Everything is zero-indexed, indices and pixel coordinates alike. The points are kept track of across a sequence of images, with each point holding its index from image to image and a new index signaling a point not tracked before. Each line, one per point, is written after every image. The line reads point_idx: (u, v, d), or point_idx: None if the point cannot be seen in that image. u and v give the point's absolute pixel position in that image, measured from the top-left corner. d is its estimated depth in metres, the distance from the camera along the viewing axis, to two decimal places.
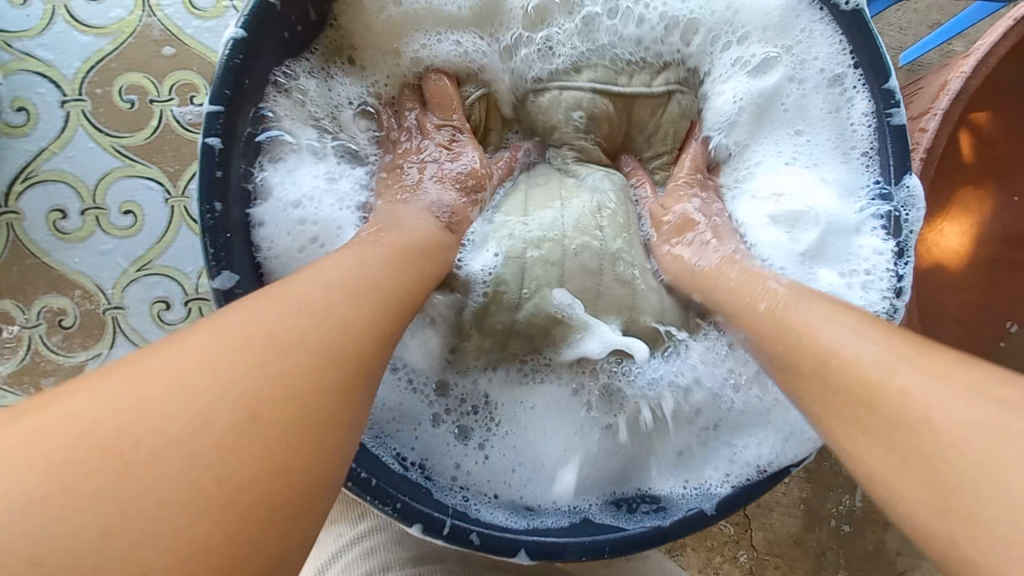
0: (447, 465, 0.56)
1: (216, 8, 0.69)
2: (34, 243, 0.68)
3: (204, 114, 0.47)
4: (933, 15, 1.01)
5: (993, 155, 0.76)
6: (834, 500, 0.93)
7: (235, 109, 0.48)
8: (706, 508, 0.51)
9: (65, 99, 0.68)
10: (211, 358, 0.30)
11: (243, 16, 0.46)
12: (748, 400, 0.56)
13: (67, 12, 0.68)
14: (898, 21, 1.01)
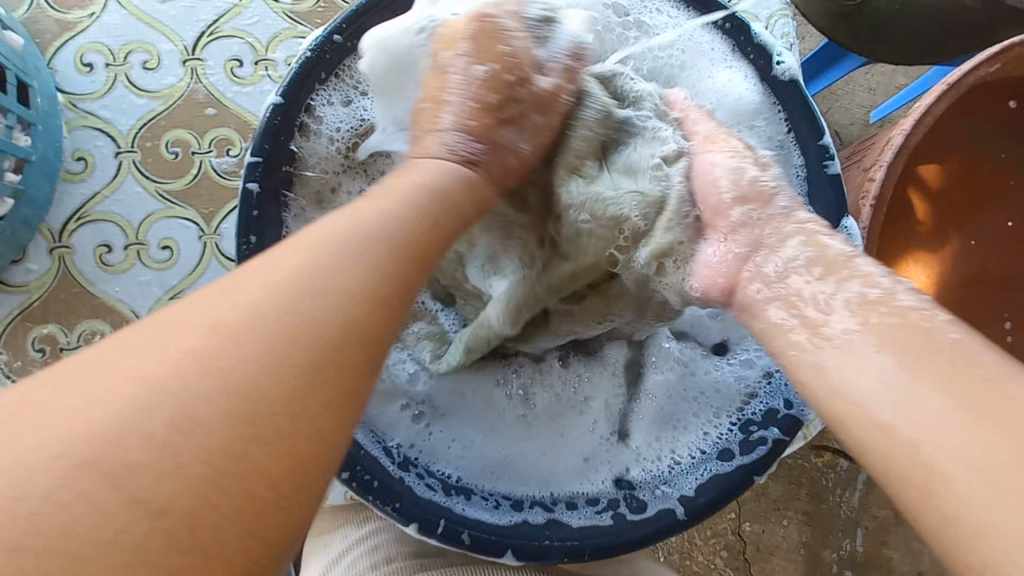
0: (438, 454, 0.61)
1: (254, 76, 0.81)
2: (81, 273, 0.77)
3: (246, 164, 0.57)
4: (900, 78, 1.15)
5: (942, 203, 0.85)
6: (835, 544, 0.97)
7: (271, 159, 0.58)
8: (676, 511, 0.56)
9: (119, 150, 0.79)
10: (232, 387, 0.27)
11: (283, 87, 0.58)
12: (715, 404, 0.63)
13: (127, 79, 0.80)
14: (867, 83, 1.15)
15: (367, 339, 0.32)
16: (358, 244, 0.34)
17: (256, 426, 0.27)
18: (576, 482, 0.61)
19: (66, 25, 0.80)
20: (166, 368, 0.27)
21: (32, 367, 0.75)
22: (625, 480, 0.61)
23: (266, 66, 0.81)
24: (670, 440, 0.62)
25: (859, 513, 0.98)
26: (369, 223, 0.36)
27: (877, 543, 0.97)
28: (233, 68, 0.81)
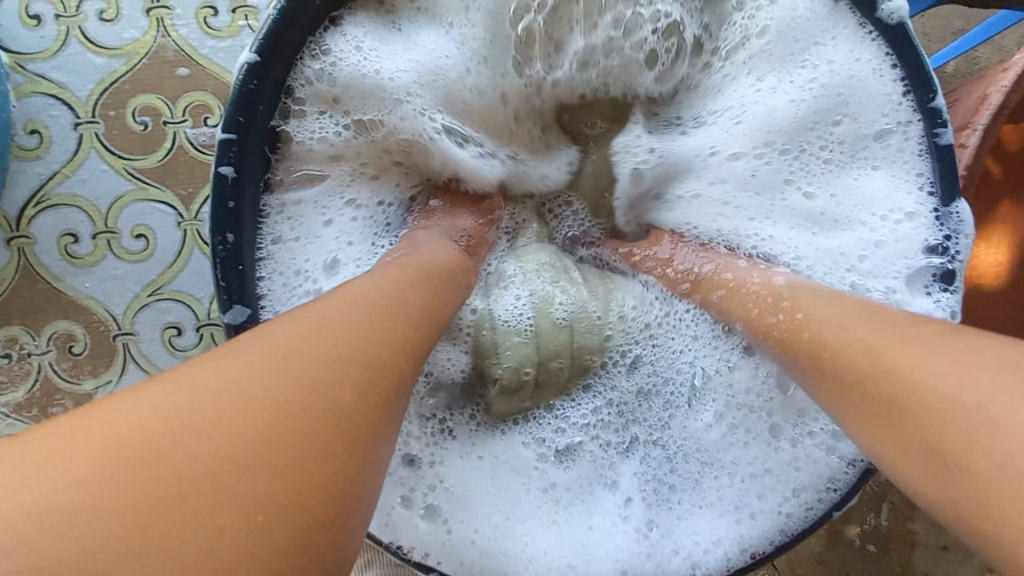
0: (462, 503, 0.50)
1: (231, 27, 0.68)
2: (45, 267, 0.66)
3: (216, 142, 0.45)
4: (958, 22, 0.97)
5: None
6: (859, 519, 0.90)
7: (247, 136, 0.46)
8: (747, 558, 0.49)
9: (78, 121, 0.67)
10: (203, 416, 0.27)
11: (259, 37, 0.44)
12: (796, 435, 0.51)
13: (81, 33, 0.67)
14: (922, 28, 0.97)
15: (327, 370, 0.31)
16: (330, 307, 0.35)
17: (219, 449, 0.26)
18: (621, 525, 0.52)
19: None
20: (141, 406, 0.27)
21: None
22: (683, 525, 0.51)
23: (245, 15, 0.68)
24: (734, 475, 0.52)
25: (886, 488, 0.90)
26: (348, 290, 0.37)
27: (903, 517, 0.90)
28: (207, 17, 0.68)
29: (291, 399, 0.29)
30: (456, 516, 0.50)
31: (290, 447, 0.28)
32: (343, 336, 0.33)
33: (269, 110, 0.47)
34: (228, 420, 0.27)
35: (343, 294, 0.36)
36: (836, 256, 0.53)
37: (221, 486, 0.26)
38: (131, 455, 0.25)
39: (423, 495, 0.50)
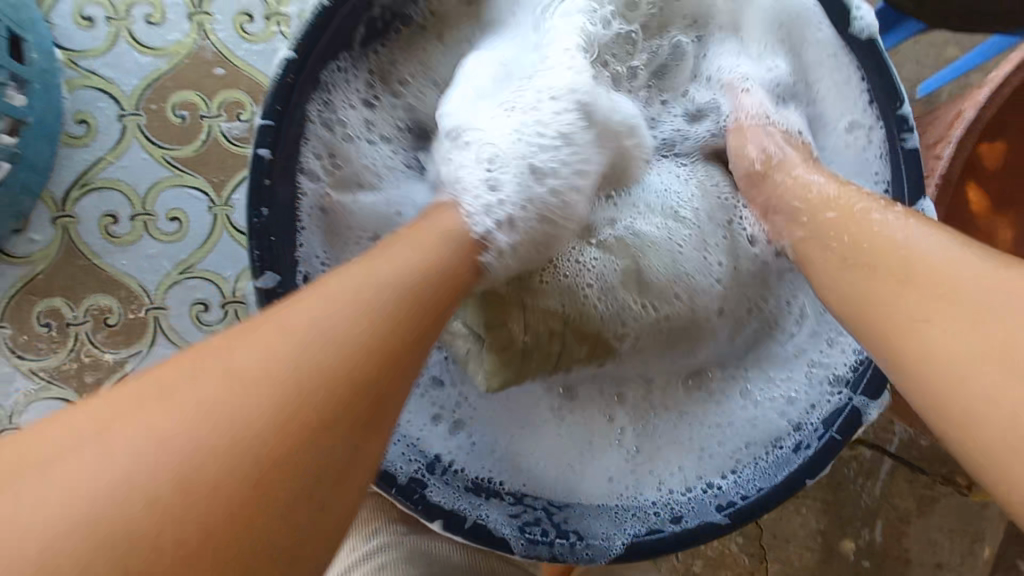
0: (474, 458, 0.60)
1: (265, 33, 0.75)
2: (85, 245, 0.72)
3: (256, 127, 0.52)
4: (950, 50, 1.06)
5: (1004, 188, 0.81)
6: (854, 535, 1.01)
7: (282, 123, 0.52)
8: (720, 519, 0.54)
9: (123, 113, 0.73)
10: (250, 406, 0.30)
11: (297, 40, 0.51)
12: (767, 409, 0.61)
13: (129, 35, 0.74)
14: (914, 55, 1.06)
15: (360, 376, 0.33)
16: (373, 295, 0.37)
17: (253, 432, 0.29)
18: (610, 479, 0.61)
19: None
20: (194, 397, 0.30)
21: (38, 343, 0.72)
22: (665, 482, 0.60)
23: (278, 22, 0.75)
24: (715, 440, 0.61)
25: (880, 504, 1.01)
26: (389, 268, 0.39)
27: (897, 534, 1.01)
28: (243, 23, 0.75)
29: (306, 382, 0.32)
30: (478, 435, 0.62)
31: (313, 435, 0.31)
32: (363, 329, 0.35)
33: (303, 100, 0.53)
34: (259, 402, 0.30)
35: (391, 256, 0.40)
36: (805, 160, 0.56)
37: (252, 472, 0.29)
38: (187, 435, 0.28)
39: (448, 417, 0.61)
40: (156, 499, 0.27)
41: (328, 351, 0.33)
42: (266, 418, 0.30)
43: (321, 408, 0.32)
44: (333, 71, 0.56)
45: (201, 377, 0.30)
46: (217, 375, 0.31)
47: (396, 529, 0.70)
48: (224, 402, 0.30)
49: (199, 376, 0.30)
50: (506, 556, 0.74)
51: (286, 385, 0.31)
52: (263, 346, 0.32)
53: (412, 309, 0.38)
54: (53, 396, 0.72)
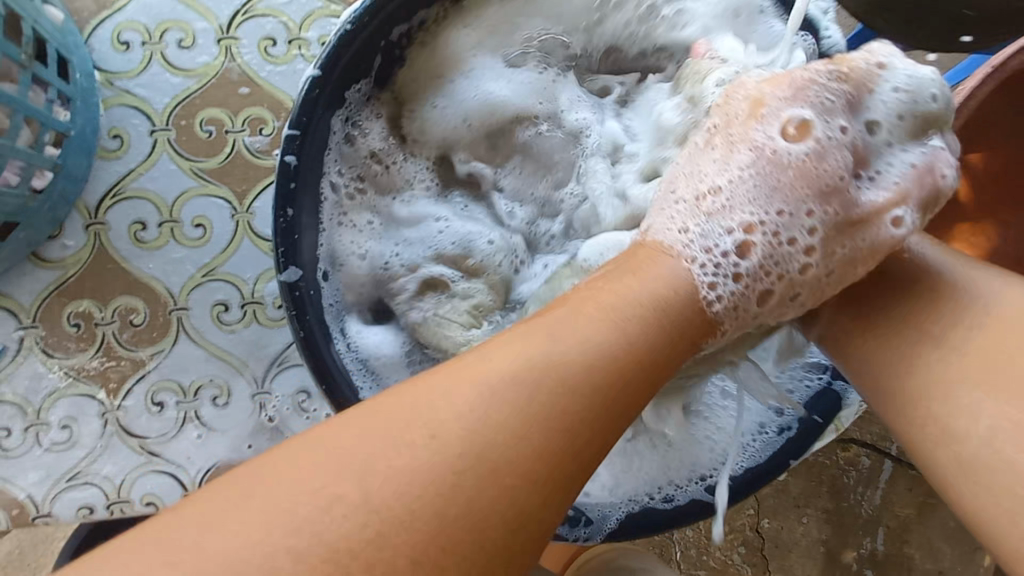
0: None
1: (287, 55, 0.81)
2: (115, 249, 0.77)
3: (283, 137, 0.57)
4: (932, 70, 1.15)
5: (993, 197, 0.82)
6: (856, 544, 1.11)
7: (307, 133, 0.58)
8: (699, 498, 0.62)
9: (154, 129, 0.79)
10: (451, 498, 0.33)
11: (321, 60, 0.57)
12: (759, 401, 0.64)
13: (162, 57, 0.80)
14: None
15: (559, 479, 0.35)
16: (588, 372, 0.37)
17: (453, 527, 0.32)
18: (612, 472, 0.64)
19: (103, 3, 0.80)
20: (390, 477, 0.33)
21: (67, 342, 0.76)
22: (663, 470, 0.64)
23: (299, 46, 0.81)
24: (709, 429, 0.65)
25: (880, 513, 1.11)
26: (584, 329, 0.39)
27: (898, 541, 1.10)
28: (267, 46, 0.81)
29: (510, 487, 0.34)
30: None
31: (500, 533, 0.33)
32: (558, 420, 0.36)
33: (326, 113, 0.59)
34: (451, 493, 0.33)
35: (579, 308, 0.40)
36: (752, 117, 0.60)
37: (460, 562, 0.32)
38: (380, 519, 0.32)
39: None
40: (368, 539, 0.31)
41: (525, 445, 0.35)
42: (469, 511, 0.33)
43: (515, 498, 0.34)
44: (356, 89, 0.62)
45: (402, 451, 0.34)
46: (433, 449, 0.34)
47: None
48: (437, 486, 0.33)
49: (402, 454, 0.33)
50: None
51: (497, 483, 0.33)
52: (465, 428, 0.34)
53: (622, 390, 0.38)
54: (80, 393, 0.76)
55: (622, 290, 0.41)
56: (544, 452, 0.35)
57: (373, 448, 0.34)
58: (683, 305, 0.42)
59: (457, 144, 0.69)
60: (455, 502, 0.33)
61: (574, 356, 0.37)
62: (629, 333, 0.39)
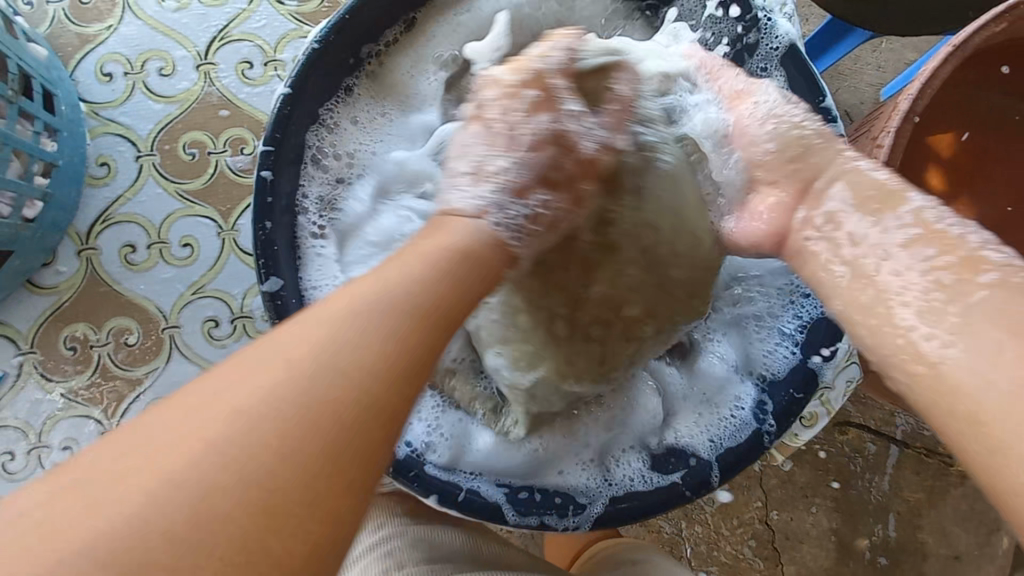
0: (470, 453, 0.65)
1: (264, 77, 0.84)
2: (107, 273, 0.80)
3: (258, 153, 0.60)
4: (907, 54, 1.18)
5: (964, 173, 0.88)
6: (867, 532, 1.17)
7: (281, 148, 0.60)
8: (685, 488, 0.62)
9: (139, 154, 0.82)
10: (228, 446, 0.31)
11: (291, 78, 0.59)
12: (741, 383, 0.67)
13: (144, 86, 0.83)
14: (875, 61, 1.18)
15: (374, 411, 0.34)
16: (392, 303, 0.38)
17: (232, 475, 0.31)
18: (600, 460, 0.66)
19: (86, 38, 0.83)
20: (167, 443, 0.31)
21: (64, 365, 0.78)
22: (651, 457, 0.65)
23: (275, 67, 0.84)
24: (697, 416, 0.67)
25: (890, 499, 1.17)
26: (398, 273, 0.40)
27: (910, 526, 1.17)
28: (244, 69, 0.84)
29: (305, 424, 0.32)
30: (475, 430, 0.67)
31: (295, 476, 0.32)
32: (364, 353, 0.35)
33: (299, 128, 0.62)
34: (234, 444, 0.31)
35: (399, 258, 0.41)
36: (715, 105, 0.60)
37: (236, 510, 0.30)
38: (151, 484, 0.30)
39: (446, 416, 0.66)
40: (155, 514, 0.29)
41: (322, 380, 0.34)
42: (255, 457, 0.31)
43: (340, 421, 0.33)
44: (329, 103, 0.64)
45: (177, 416, 0.32)
46: (226, 397, 0.33)
47: (400, 521, 0.74)
48: (212, 436, 0.31)
49: (174, 416, 0.32)
50: (503, 542, 0.77)
51: (281, 420, 0.32)
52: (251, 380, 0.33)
53: (441, 323, 0.39)
54: (78, 414, 0.78)
55: (432, 242, 0.43)
56: (340, 383, 0.34)
57: (155, 433, 0.32)
58: (478, 242, 0.44)
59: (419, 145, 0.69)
60: (234, 451, 0.31)
61: (373, 291, 0.38)
62: (439, 270, 0.41)
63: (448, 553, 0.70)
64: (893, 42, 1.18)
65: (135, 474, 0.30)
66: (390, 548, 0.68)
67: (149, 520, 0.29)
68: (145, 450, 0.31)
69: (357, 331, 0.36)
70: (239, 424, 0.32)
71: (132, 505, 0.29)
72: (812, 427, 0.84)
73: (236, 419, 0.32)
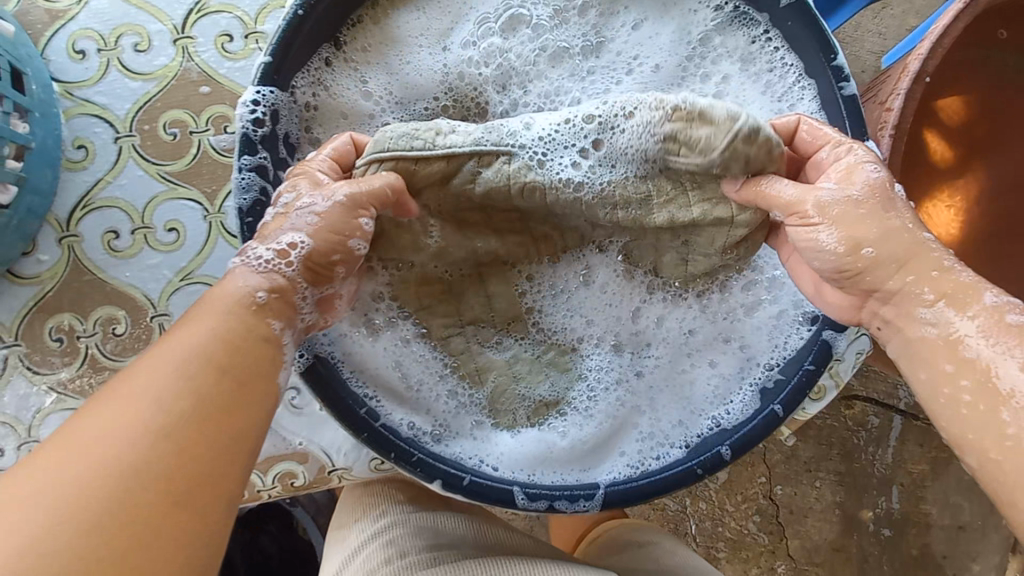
0: (483, 446, 0.65)
1: (245, 50, 0.80)
2: (91, 260, 0.77)
3: (239, 139, 0.59)
4: (909, 19, 1.14)
5: (964, 139, 0.92)
6: (872, 504, 1.17)
7: (265, 132, 0.60)
8: (698, 467, 0.60)
9: (118, 136, 0.78)
10: (102, 471, 0.38)
11: (272, 46, 0.58)
12: (773, 350, 0.65)
13: (119, 63, 0.79)
14: (877, 27, 1.14)
15: (222, 427, 0.43)
16: (219, 342, 0.46)
17: (113, 496, 0.37)
18: (612, 449, 0.66)
19: (55, 13, 0.79)
20: (49, 478, 0.37)
21: (51, 357, 0.75)
22: (671, 438, 0.65)
23: (256, 40, 0.80)
24: (718, 389, 0.66)
25: (896, 472, 1.16)
26: (215, 319, 0.47)
27: (915, 499, 1.16)
28: (224, 43, 0.80)
29: (169, 447, 0.40)
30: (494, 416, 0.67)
31: (165, 484, 0.39)
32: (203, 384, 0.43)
33: (269, 95, 0.60)
34: (112, 469, 0.38)
35: (212, 305, 0.48)
36: (649, 128, 0.56)
37: (119, 519, 0.37)
38: (47, 511, 0.36)
39: (469, 405, 0.66)
40: (46, 534, 0.35)
41: (177, 407, 0.41)
42: (131, 477, 0.38)
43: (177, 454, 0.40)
44: (305, 72, 0.63)
45: (46, 458, 0.38)
46: (94, 435, 0.39)
47: (402, 508, 0.72)
48: (85, 467, 0.38)
49: (50, 459, 0.38)
50: (510, 525, 0.76)
51: (146, 445, 0.40)
52: (112, 420, 0.40)
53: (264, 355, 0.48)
54: (68, 407, 0.75)
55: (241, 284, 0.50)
56: (193, 412, 0.42)
57: (30, 477, 0.37)
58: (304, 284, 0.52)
59: (370, 98, 0.68)
60: (107, 474, 0.38)
61: (198, 336, 0.45)
62: (253, 311, 0.49)
63: (458, 539, 0.70)
64: (894, 7, 1.14)
65: (27, 506, 0.36)
66: (393, 537, 0.67)
67: (45, 537, 0.35)
68: (32, 482, 0.37)
69: (154, 391, 0.42)
70: (70, 494, 0.37)
71: (27, 529, 0.35)
72: (820, 402, 0.82)
73: (80, 459, 0.38)
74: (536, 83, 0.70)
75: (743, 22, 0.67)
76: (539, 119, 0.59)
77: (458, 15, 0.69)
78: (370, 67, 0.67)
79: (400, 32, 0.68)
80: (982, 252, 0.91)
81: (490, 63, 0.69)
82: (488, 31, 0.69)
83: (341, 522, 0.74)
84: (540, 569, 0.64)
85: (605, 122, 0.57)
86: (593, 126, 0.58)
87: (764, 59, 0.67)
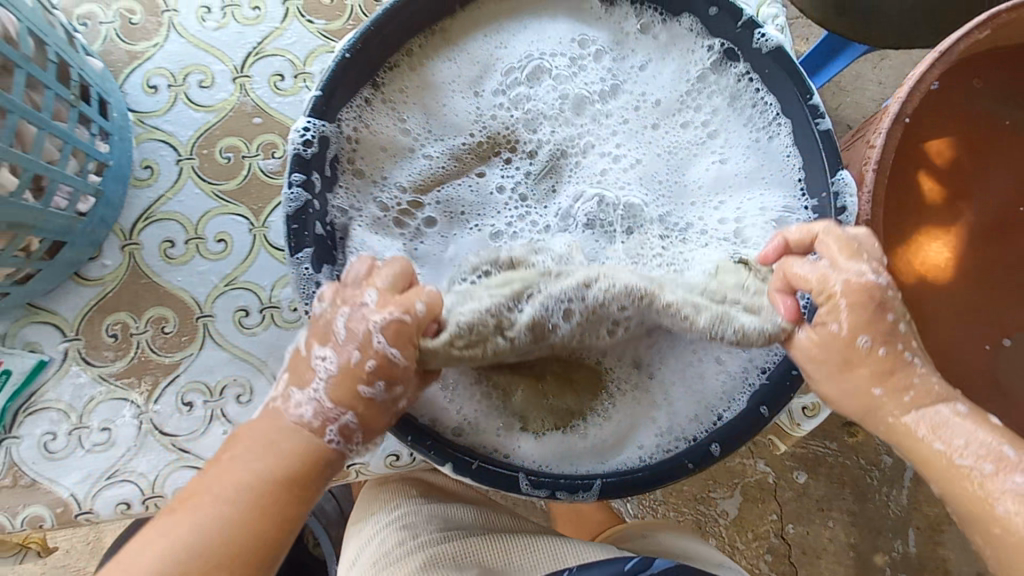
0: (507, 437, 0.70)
1: (294, 88, 0.92)
2: (147, 264, 0.86)
3: (290, 159, 0.68)
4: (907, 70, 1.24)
5: (952, 177, 0.98)
6: (887, 547, 1.17)
7: (313, 156, 0.69)
8: (688, 462, 0.66)
9: (180, 158, 0.89)
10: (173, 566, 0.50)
11: (321, 85, 0.69)
12: (763, 353, 0.71)
13: (186, 96, 0.91)
14: (877, 77, 1.24)
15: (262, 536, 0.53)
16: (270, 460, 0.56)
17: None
18: (625, 445, 0.72)
19: (135, 54, 0.91)
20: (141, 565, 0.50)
21: (106, 351, 0.84)
22: (685, 432, 0.71)
23: (304, 79, 0.92)
24: (721, 387, 0.71)
25: (911, 514, 1.17)
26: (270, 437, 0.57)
27: (932, 543, 1.17)
28: (277, 81, 0.92)
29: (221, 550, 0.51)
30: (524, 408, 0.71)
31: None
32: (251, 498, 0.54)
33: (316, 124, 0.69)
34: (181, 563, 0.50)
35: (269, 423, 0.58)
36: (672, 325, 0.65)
37: None
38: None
39: (497, 402, 0.71)
40: None
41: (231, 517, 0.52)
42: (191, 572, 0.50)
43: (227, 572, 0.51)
44: (349, 107, 0.73)
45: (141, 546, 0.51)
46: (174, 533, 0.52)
47: (415, 500, 0.77)
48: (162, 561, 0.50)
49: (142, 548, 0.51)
50: (516, 513, 0.80)
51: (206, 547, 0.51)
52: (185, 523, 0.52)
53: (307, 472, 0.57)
54: (116, 397, 0.83)
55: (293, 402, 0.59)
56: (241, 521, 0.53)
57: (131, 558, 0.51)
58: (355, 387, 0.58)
59: (406, 129, 0.78)
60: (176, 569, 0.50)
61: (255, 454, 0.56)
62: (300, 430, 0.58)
63: (468, 523, 0.75)
64: (892, 59, 1.24)
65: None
66: (408, 522, 0.73)
67: None
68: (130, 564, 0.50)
69: (218, 500, 0.53)
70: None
71: None
72: (814, 418, 0.86)
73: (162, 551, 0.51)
74: (554, 122, 0.79)
75: (729, 62, 0.76)
76: (577, 293, 0.62)
77: (485, 62, 0.79)
78: (405, 103, 0.77)
79: (431, 70, 0.78)
80: (968, 284, 0.97)
81: (512, 100, 0.79)
82: (509, 72, 0.79)
83: (359, 516, 0.79)
84: (543, 543, 0.71)
85: (639, 308, 0.63)
86: (628, 308, 0.63)
87: (749, 93, 0.76)
